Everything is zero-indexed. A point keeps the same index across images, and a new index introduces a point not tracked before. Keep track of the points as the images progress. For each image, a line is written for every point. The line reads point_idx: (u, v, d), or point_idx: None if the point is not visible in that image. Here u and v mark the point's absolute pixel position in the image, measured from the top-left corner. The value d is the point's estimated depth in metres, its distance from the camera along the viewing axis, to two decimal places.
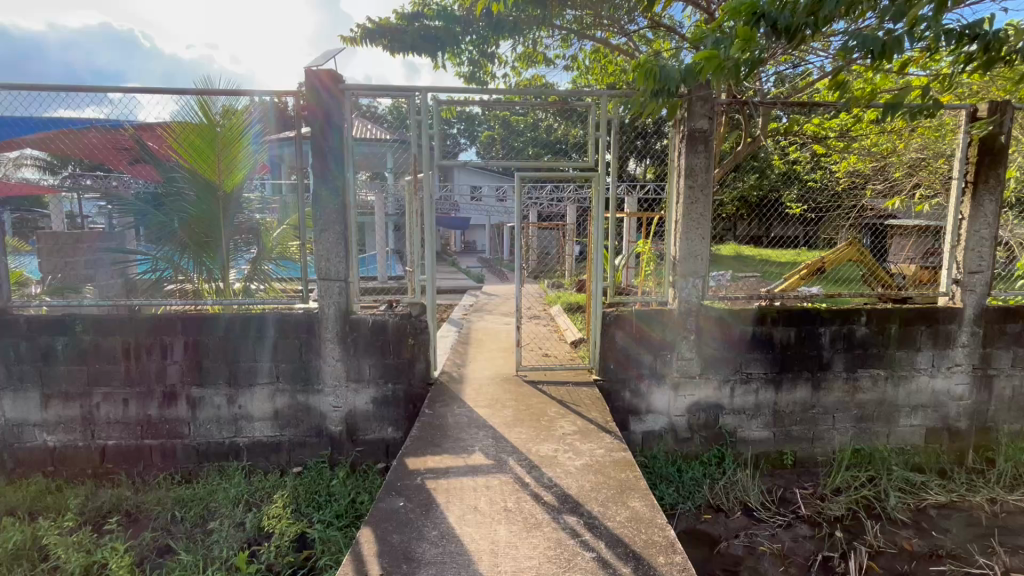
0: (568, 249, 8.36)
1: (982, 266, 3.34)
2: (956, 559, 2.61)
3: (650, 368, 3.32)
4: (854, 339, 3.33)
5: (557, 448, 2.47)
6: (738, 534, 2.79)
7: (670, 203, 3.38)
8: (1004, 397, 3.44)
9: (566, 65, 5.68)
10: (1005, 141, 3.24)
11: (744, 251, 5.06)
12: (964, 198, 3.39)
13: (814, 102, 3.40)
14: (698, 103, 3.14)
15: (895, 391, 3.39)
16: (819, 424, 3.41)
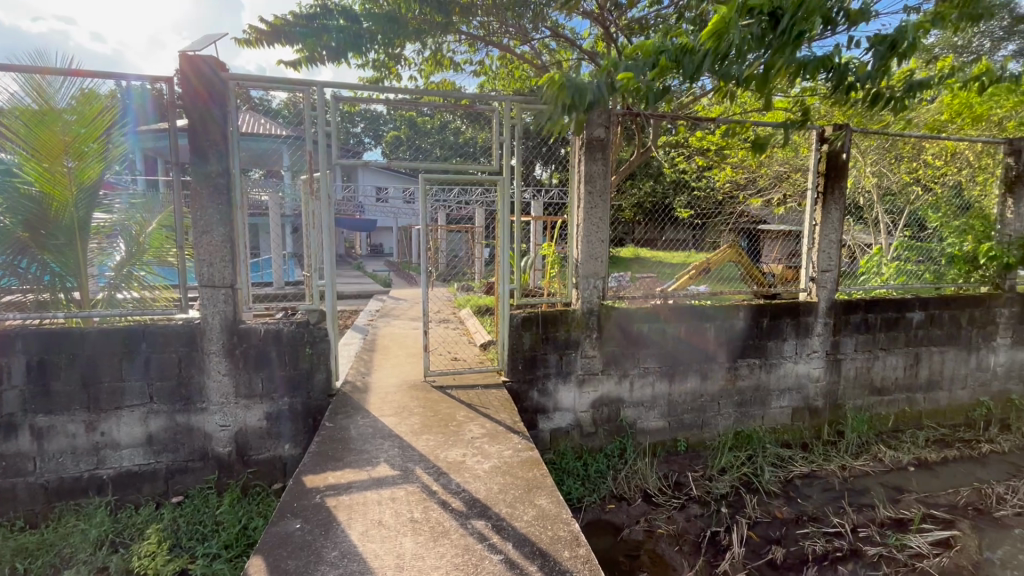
0: (477, 253, 8.40)
1: (831, 265, 3.86)
2: (816, 521, 2.99)
3: (556, 368, 3.42)
4: (733, 332, 3.68)
5: (465, 452, 2.45)
6: (639, 520, 2.96)
7: (571, 207, 3.51)
8: (851, 377, 4.00)
9: (474, 70, 5.70)
10: (846, 158, 3.77)
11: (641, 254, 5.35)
12: (817, 207, 3.90)
13: (698, 119, 3.73)
14: (596, 113, 3.30)
15: (768, 377, 3.81)
16: (706, 411, 3.73)
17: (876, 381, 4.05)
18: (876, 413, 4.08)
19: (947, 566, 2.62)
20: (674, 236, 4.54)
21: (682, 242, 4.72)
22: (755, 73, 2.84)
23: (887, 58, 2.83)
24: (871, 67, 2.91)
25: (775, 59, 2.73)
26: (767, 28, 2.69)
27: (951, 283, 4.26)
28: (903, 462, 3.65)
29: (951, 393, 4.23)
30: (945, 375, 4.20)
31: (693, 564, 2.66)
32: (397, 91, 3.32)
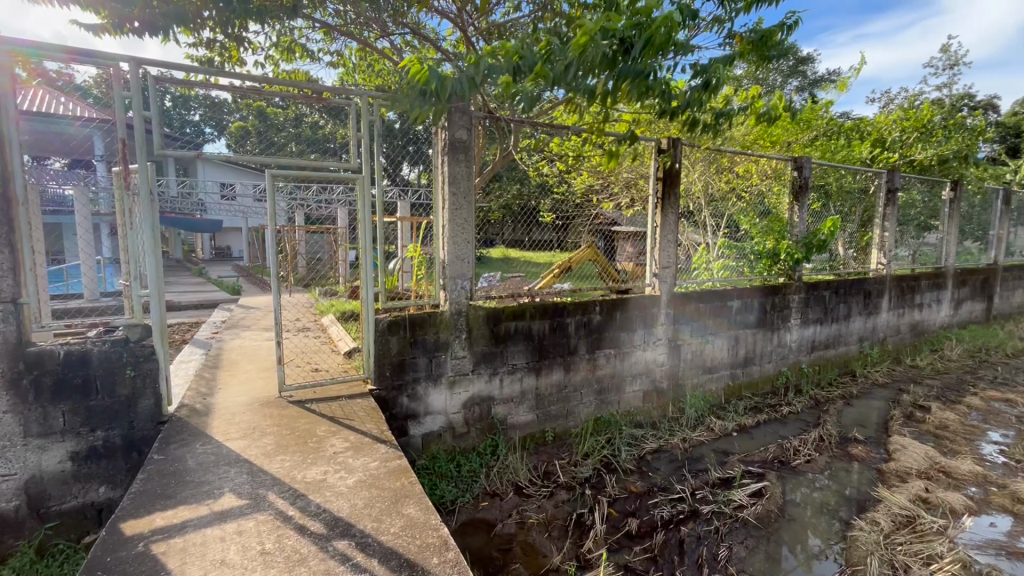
0: (339, 255, 7.94)
1: (670, 262, 4.37)
2: (664, 490, 3.36)
3: (425, 371, 3.36)
4: (591, 325, 3.98)
5: (327, 470, 2.28)
6: (511, 513, 3.04)
7: (436, 208, 3.47)
8: (689, 359, 4.58)
9: (331, 61, 5.35)
10: (678, 168, 4.30)
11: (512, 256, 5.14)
12: (657, 211, 4.40)
13: (555, 126, 3.96)
14: (457, 115, 3.32)
15: (622, 365, 4.19)
16: (570, 401, 3.97)
17: (707, 361, 4.69)
18: (708, 389, 4.73)
19: (761, 512, 3.11)
20: (544, 239, 4.88)
21: (548, 243, 4.97)
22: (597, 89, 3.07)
23: (700, 94, 3.34)
24: (692, 95, 3.35)
25: (621, 81, 2.97)
26: (618, 53, 2.91)
27: (759, 275, 5.12)
28: (728, 429, 4.27)
29: (761, 367, 5.07)
30: (757, 352, 5.01)
31: (561, 547, 2.79)
32: (246, 77, 2.97)
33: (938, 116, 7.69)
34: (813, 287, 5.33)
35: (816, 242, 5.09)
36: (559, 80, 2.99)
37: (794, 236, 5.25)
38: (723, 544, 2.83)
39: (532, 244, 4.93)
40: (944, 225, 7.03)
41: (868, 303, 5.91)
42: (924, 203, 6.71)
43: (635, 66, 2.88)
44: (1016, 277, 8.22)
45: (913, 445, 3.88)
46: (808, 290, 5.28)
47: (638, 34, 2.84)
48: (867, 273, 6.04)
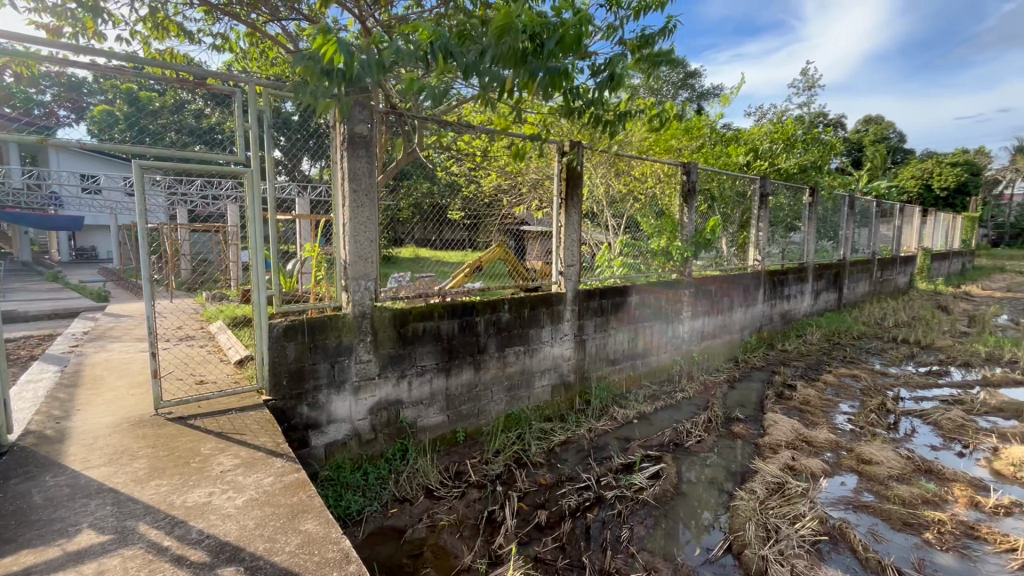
0: (230, 255, 7.28)
1: (575, 261, 4.55)
2: (571, 480, 3.49)
3: (327, 378, 3.18)
4: (500, 324, 4.02)
5: (212, 491, 2.07)
6: (421, 518, 2.99)
7: (334, 206, 3.30)
8: (593, 352, 4.80)
9: (214, 43, 4.89)
10: (581, 170, 4.48)
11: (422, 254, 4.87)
12: (561, 211, 4.56)
13: (462, 124, 3.95)
14: (357, 109, 3.19)
15: (531, 361, 4.28)
16: (481, 399, 3.98)
17: (610, 353, 4.95)
18: (611, 380, 4.99)
19: (658, 492, 3.34)
20: (455, 238, 4.84)
21: (459, 242, 4.88)
22: (507, 87, 2.99)
23: (604, 90, 3.45)
24: (594, 91, 3.48)
25: (531, 79, 2.94)
26: (530, 49, 2.88)
27: (655, 272, 5.49)
28: (630, 417, 4.54)
29: (658, 357, 5.46)
30: (654, 344, 5.39)
31: (472, 546, 2.79)
32: (105, 54, 2.58)
33: (799, 131, 8.80)
34: (700, 282, 5.84)
35: (703, 240, 5.64)
36: (471, 69, 2.88)
37: (684, 235, 5.66)
38: (625, 525, 3.00)
39: (441, 242, 4.76)
40: (805, 226, 8.03)
41: (746, 295, 6.60)
42: (790, 207, 7.63)
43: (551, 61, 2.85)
44: (859, 271, 9.67)
45: (783, 420, 4.39)
46: (697, 285, 5.77)
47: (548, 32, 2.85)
48: (745, 269, 6.75)
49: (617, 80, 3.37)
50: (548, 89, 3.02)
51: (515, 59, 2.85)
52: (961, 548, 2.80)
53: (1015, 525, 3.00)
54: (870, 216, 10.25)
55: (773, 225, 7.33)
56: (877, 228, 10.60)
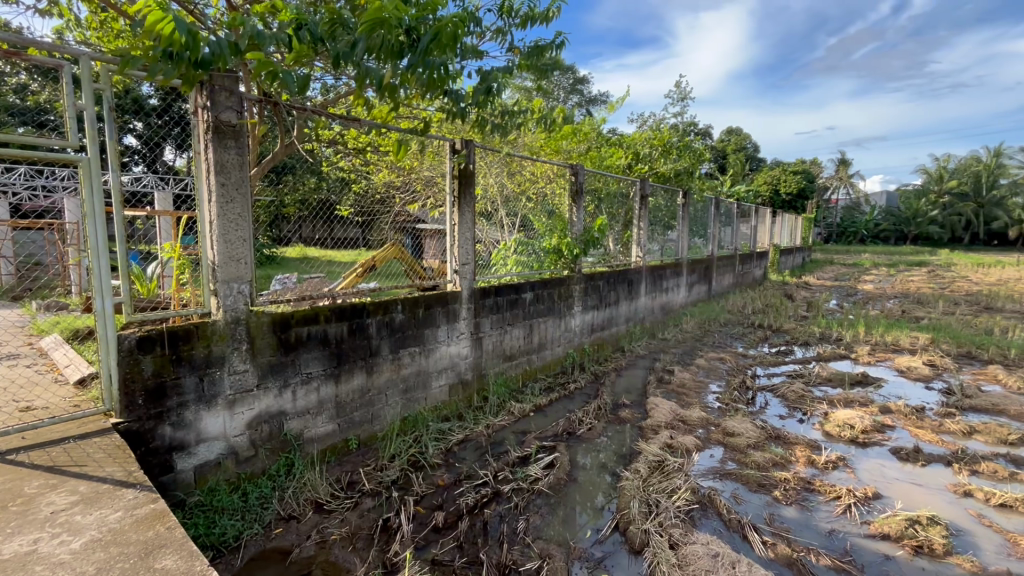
0: (69, 257, 6.22)
1: (469, 259, 4.57)
2: (469, 478, 3.49)
3: (195, 393, 2.85)
4: (393, 325, 3.91)
5: (40, 537, 1.76)
6: (310, 535, 2.80)
7: (198, 201, 2.96)
8: (490, 349, 4.86)
9: (39, 8, 4.13)
10: (472, 169, 4.51)
11: (310, 253, 4.51)
12: (454, 209, 4.53)
13: (347, 117, 3.76)
14: (222, 93, 2.90)
15: (427, 361, 4.21)
16: (374, 404, 3.83)
17: (506, 349, 5.04)
18: (508, 375, 5.09)
19: (552, 481, 3.48)
20: (347, 236, 4.71)
21: (350, 240, 4.79)
22: (386, 82, 2.89)
23: (485, 95, 3.49)
24: (476, 95, 3.47)
25: (410, 74, 2.86)
26: (405, 43, 2.81)
27: (548, 269, 5.68)
28: (526, 411, 4.67)
29: (552, 350, 5.68)
30: (548, 338, 5.59)
31: (366, 557, 2.67)
32: None
33: (673, 138, 9.69)
34: (589, 278, 6.19)
35: (591, 238, 5.96)
36: (343, 58, 2.70)
37: (573, 234, 5.94)
38: (522, 516, 3.08)
39: (334, 240, 4.60)
40: (680, 224, 8.85)
41: (631, 289, 7.14)
42: (667, 207, 8.36)
43: (427, 59, 2.79)
44: (724, 264, 10.90)
45: (662, 403, 4.80)
46: (586, 281, 6.10)
47: (424, 29, 2.78)
48: (629, 265, 7.27)
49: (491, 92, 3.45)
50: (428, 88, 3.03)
51: (389, 52, 2.75)
52: (801, 500, 3.28)
53: (840, 476, 3.58)
54: (733, 216, 11.58)
55: (653, 224, 7.98)
56: (738, 227, 12.01)
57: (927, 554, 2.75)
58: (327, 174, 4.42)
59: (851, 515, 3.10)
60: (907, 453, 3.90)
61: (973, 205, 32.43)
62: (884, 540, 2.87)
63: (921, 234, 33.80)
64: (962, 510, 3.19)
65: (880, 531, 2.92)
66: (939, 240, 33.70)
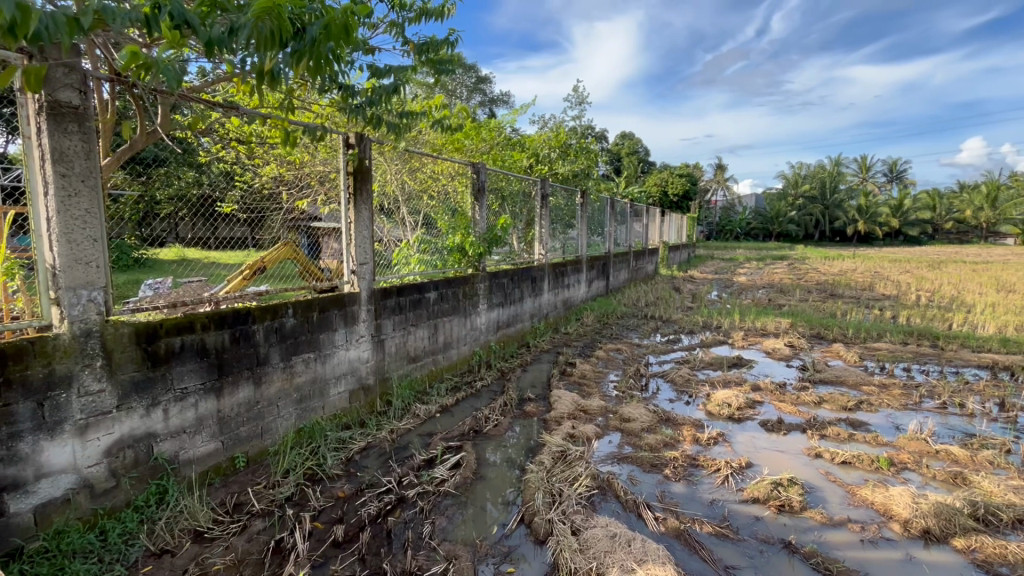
0: None
1: (367, 259, 4.40)
2: (371, 486, 3.36)
3: (32, 421, 2.42)
4: (284, 331, 3.63)
5: None
6: (188, 568, 2.51)
7: (30, 194, 2.51)
8: (392, 351, 4.71)
9: None
10: (368, 165, 4.33)
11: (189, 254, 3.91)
12: (350, 206, 4.32)
13: (226, 106, 3.41)
14: (59, 69, 2.48)
15: (324, 368, 3.98)
16: (264, 417, 3.54)
17: (410, 351, 4.93)
18: (413, 377, 4.98)
19: (458, 481, 3.46)
20: (233, 236, 4.22)
21: (238, 241, 4.30)
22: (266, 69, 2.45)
23: (385, 94, 3.31)
24: (374, 93, 3.31)
25: (294, 62, 2.44)
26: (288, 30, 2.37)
27: (452, 268, 5.63)
28: (432, 412, 4.59)
29: (458, 349, 5.65)
30: (453, 337, 5.55)
31: None
32: None
33: (570, 141, 10.12)
34: (493, 276, 6.24)
35: (493, 237, 6.01)
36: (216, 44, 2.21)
37: (477, 232, 5.94)
38: (428, 520, 3.02)
39: (218, 241, 4.15)
40: (580, 224, 9.24)
41: (534, 286, 7.31)
42: (567, 207, 8.70)
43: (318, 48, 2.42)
44: (620, 261, 11.59)
45: (565, 394, 4.98)
46: (490, 279, 6.15)
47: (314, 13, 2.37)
48: (533, 262, 7.45)
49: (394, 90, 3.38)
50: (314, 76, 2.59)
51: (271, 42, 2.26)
52: (687, 475, 3.58)
53: (720, 450, 3.97)
54: (626, 216, 12.35)
55: (554, 223, 8.24)
56: (632, 226, 12.83)
57: (788, 511, 3.13)
58: (207, 167, 4.02)
59: (728, 484, 3.45)
60: (772, 424, 4.43)
61: (821, 206, 37.72)
62: (755, 503, 3.23)
63: (783, 232, 38.65)
64: (815, 470, 3.69)
65: (751, 496, 3.27)
66: (796, 237, 38.79)
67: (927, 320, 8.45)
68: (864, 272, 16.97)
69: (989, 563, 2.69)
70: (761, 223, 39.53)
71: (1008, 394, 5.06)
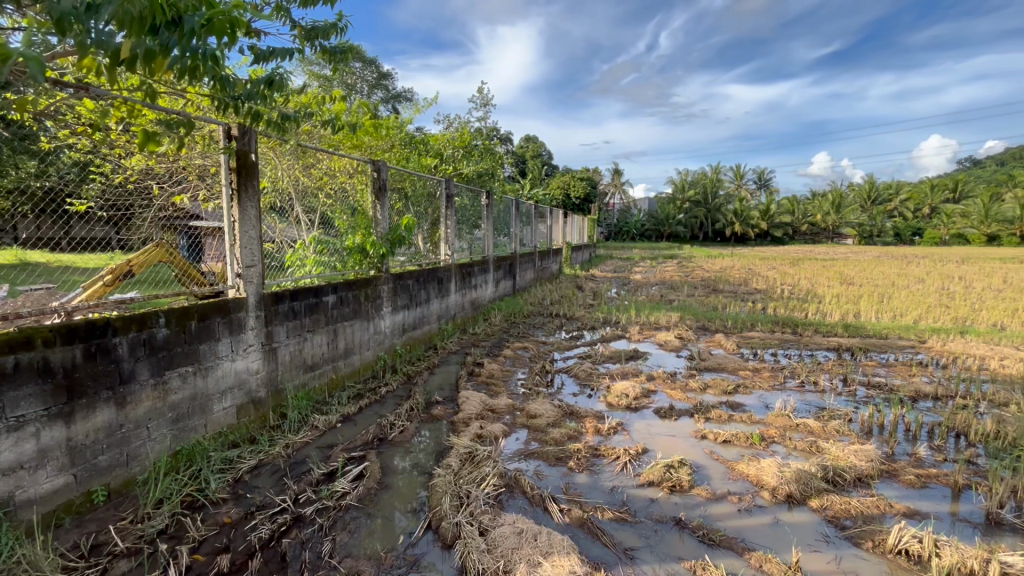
0: None
1: (255, 261, 4.05)
2: (263, 508, 3.09)
3: None
4: (154, 343, 3.22)
5: None
6: None
7: None
8: (287, 360, 4.39)
9: None
10: (253, 160, 3.99)
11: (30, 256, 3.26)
12: (233, 204, 3.93)
13: (73, 85, 2.92)
14: None
15: (205, 382, 3.59)
16: (130, 442, 3.10)
17: (307, 358, 4.62)
18: (310, 387, 4.67)
19: (361, 492, 3.31)
20: (94, 235, 3.71)
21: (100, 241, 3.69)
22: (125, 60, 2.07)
23: (265, 87, 3.01)
24: (254, 85, 2.98)
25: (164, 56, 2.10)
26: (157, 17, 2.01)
27: (352, 270, 5.37)
28: (333, 423, 4.34)
29: (360, 355, 5.41)
30: (355, 342, 5.30)
31: None
32: None
33: (475, 142, 10.16)
34: (397, 278, 6.06)
35: (397, 237, 5.83)
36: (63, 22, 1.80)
37: (378, 232, 5.73)
38: (328, 537, 2.84)
39: (71, 242, 3.49)
40: (485, 224, 9.28)
41: (440, 287, 7.22)
42: (472, 207, 8.70)
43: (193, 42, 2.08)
44: (526, 261, 11.84)
45: (473, 395, 4.97)
46: (394, 280, 5.97)
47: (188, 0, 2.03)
48: (438, 263, 7.35)
49: (277, 80, 3.06)
50: (187, 75, 2.27)
51: (139, 26, 1.91)
52: (590, 465, 3.75)
53: (619, 439, 4.21)
54: (531, 217, 12.65)
55: (459, 223, 8.20)
56: (537, 226, 13.17)
57: (679, 490, 3.40)
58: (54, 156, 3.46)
59: (626, 470, 3.66)
60: (664, 411, 4.77)
61: (703, 209, 41.60)
62: (650, 486, 3.46)
63: (673, 233, 42.05)
64: (701, 450, 4.04)
65: (647, 480, 3.50)
66: (683, 237, 42.38)
67: (788, 310, 9.67)
68: (739, 269, 19.00)
69: (837, 518, 3.12)
70: (654, 224, 42.65)
71: (849, 372, 5.94)
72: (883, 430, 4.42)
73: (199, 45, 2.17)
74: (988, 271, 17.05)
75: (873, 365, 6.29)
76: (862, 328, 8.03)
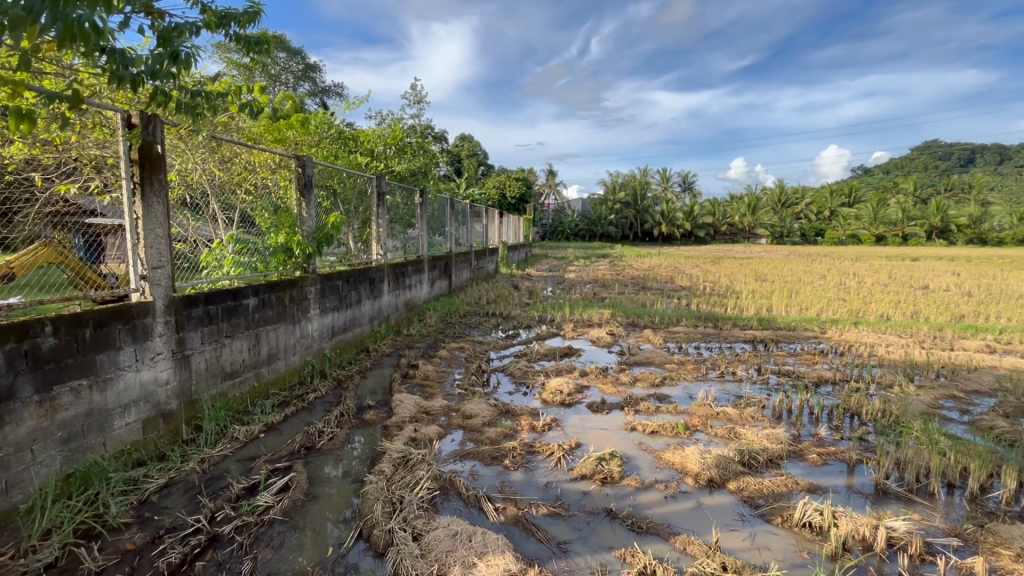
0: None
1: (163, 262, 3.72)
2: (173, 530, 2.84)
3: None
4: (39, 355, 2.87)
5: None
6: None
7: None
8: (202, 368, 4.07)
9: None
10: (159, 151, 3.67)
11: None
12: (135, 199, 3.57)
13: None
14: None
15: (103, 397, 3.25)
16: (10, 467, 2.74)
17: (225, 366, 4.31)
18: (230, 396, 4.36)
19: (286, 505, 3.13)
20: None
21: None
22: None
23: (167, 66, 2.73)
24: (154, 64, 2.71)
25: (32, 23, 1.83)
26: None
27: (275, 270, 5.08)
28: (255, 433, 4.08)
29: (286, 360, 5.13)
30: (279, 347, 5.02)
31: None
32: None
33: (408, 139, 9.95)
34: (325, 278, 5.81)
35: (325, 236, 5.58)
36: None
37: (304, 230, 5.46)
38: (248, 556, 2.67)
39: None
40: (420, 223, 9.12)
41: (373, 288, 7.00)
42: (406, 206, 8.51)
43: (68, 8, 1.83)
44: (462, 261, 11.77)
45: (407, 398, 4.86)
46: (322, 281, 5.72)
47: None
48: (370, 263, 7.12)
49: (181, 62, 2.79)
50: (66, 47, 2.00)
51: None
52: (525, 462, 3.78)
53: (553, 435, 4.28)
54: (467, 216, 12.59)
55: (392, 222, 8.00)
56: (472, 226, 13.12)
57: (610, 481, 3.51)
58: None
59: (560, 465, 3.73)
60: (597, 405, 4.92)
61: (633, 210, 43.41)
62: (583, 480, 3.55)
63: (605, 233, 43.52)
64: (630, 442, 4.20)
65: (580, 474, 3.59)
66: (615, 237, 43.96)
67: (709, 305, 10.31)
68: (665, 267, 20.00)
69: (751, 498, 3.36)
70: (587, 224, 43.91)
71: (762, 362, 6.41)
72: (791, 414, 4.82)
73: (76, 12, 1.91)
74: (876, 268, 19.13)
75: (782, 355, 6.85)
76: (773, 321, 8.71)
